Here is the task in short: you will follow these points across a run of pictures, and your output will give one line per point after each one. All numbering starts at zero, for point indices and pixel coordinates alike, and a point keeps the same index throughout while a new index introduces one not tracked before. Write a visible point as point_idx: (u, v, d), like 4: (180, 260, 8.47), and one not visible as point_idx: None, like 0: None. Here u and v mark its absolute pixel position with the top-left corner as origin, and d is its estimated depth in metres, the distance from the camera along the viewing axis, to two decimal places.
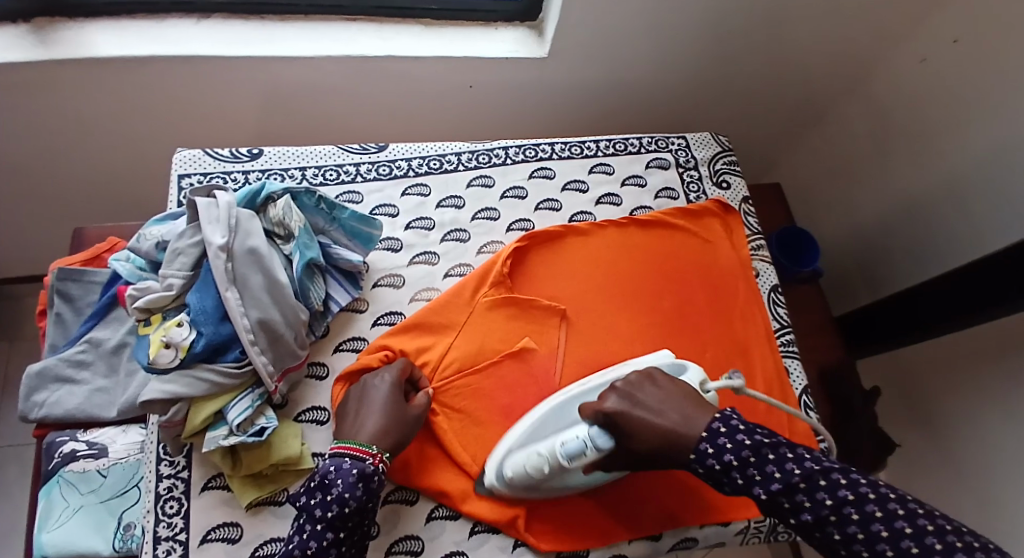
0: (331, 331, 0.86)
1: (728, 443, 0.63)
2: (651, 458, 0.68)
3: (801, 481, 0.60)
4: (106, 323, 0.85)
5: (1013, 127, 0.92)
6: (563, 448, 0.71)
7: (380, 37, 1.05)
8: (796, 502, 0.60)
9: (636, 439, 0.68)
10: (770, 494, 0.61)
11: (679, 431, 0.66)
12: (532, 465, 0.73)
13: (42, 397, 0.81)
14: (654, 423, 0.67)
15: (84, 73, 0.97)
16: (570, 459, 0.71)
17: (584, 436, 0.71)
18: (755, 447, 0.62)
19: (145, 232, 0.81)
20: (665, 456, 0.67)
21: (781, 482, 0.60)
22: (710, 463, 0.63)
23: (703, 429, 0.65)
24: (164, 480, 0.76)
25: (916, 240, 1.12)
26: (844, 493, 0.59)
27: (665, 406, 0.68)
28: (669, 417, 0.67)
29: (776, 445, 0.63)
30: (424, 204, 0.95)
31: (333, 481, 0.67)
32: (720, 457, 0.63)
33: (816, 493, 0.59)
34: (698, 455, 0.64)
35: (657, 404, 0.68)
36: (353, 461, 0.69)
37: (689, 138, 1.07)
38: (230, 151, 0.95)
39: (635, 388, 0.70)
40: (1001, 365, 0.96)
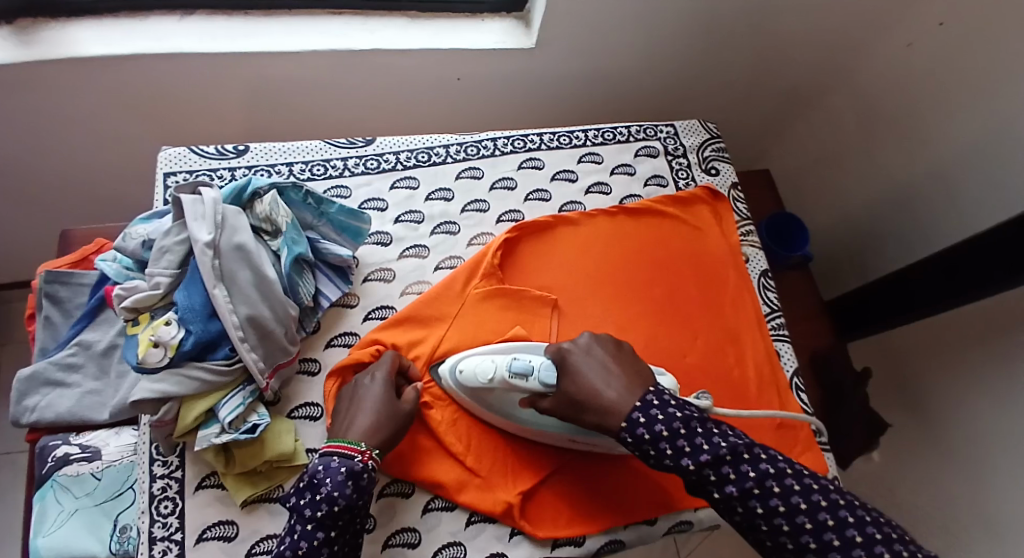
0: (323, 326, 0.86)
1: (661, 415, 0.65)
2: (578, 409, 0.69)
3: (727, 454, 0.63)
4: (95, 325, 0.84)
5: (999, 107, 0.92)
6: (513, 367, 0.72)
7: (367, 31, 1.04)
8: (722, 474, 0.63)
9: (570, 381, 0.70)
10: (698, 464, 0.63)
11: (613, 401, 0.67)
12: (482, 369, 0.74)
13: (33, 401, 0.80)
14: (591, 381, 0.68)
15: (67, 73, 0.96)
16: (513, 378, 0.72)
17: (536, 364, 0.72)
18: (686, 420, 0.65)
19: (130, 231, 0.80)
20: (590, 413, 0.68)
21: (709, 453, 0.63)
22: (641, 433, 0.65)
23: (637, 400, 0.66)
24: (157, 481, 0.76)
25: (905, 223, 1.12)
26: (765, 467, 0.63)
27: (611, 371, 0.69)
28: (612, 387, 0.68)
29: (703, 420, 0.66)
30: (413, 197, 0.95)
31: (322, 480, 0.67)
32: (651, 428, 0.65)
33: (741, 466, 0.63)
34: (629, 423, 0.65)
35: (605, 365, 0.70)
36: (342, 458, 0.69)
37: (678, 125, 1.07)
38: (216, 148, 0.94)
39: (595, 349, 0.71)
40: (990, 346, 0.96)
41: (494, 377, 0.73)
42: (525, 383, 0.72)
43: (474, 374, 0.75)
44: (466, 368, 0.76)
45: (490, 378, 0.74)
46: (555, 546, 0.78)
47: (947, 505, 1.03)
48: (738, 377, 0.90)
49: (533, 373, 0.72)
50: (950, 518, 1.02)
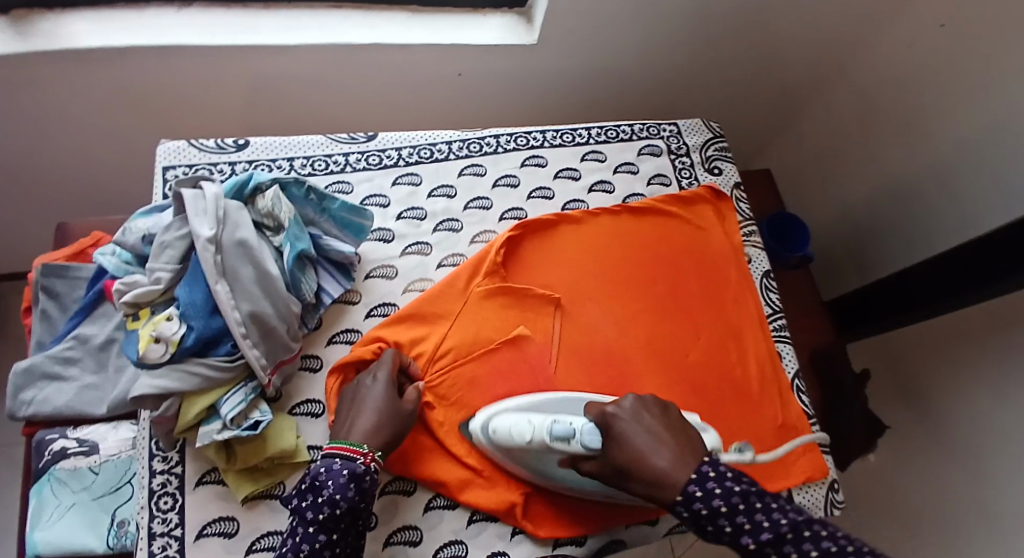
0: (324, 323, 0.85)
1: (718, 489, 0.61)
2: (624, 476, 0.67)
3: (789, 531, 0.58)
4: (94, 318, 0.83)
5: (1000, 110, 0.92)
6: (553, 431, 0.72)
7: (367, 26, 1.03)
8: (783, 553, 0.58)
9: (618, 447, 0.67)
10: (759, 543, 0.59)
11: (665, 471, 0.64)
12: (518, 431, 0.74)
13: (29, 395, 0.79)
14: (641, 449, 0.66)
15: (63, 65, 0.95)
16: (555, 441, 0.72)
17: (578, 427, 0.71)
18: (744, 494, 0.60)
19: (131, 225, 0.79)
20: (639, 483, 0.65)
21: (771, 531, 0.58)
22: (697, 508, 0.61)
23: (693, 472, 0.63)
24: (158, 476, 0.75)
25: (905, 224, 1.13)
26: (828, 545, 0.57)
27: (660, 440, 0.66)
28: (663, 456, 0.65)
29: (764, 495, 0.61)
30: (415, 193, 0.94)
31: (324, 482, 0.67)
32: (708, 502, 0.61)
33: (802, 544, 0.58)
34: (685, 497, 0.62)
35: (654, 434, 0.67)
36: (344, 461, 0.69)
37: (681, 124, 1.07)
38: (216, 142, 0.93)
39: (643, 413, 0.69)
40: (989, 347, 0.96)
41: (531, 439, 0.73)
42: (569, 446, 0.71)
43: (509, 434, 0.74)
44: (499, 428, 0.75)
45: (528, 440, 0.73)
46: (557, 545, 0.78)
47: (945, 504, 1.03)
48: (740, 377, 0.89)
49: (576, 436, 0.71)
50: (948, 518, 1.03)
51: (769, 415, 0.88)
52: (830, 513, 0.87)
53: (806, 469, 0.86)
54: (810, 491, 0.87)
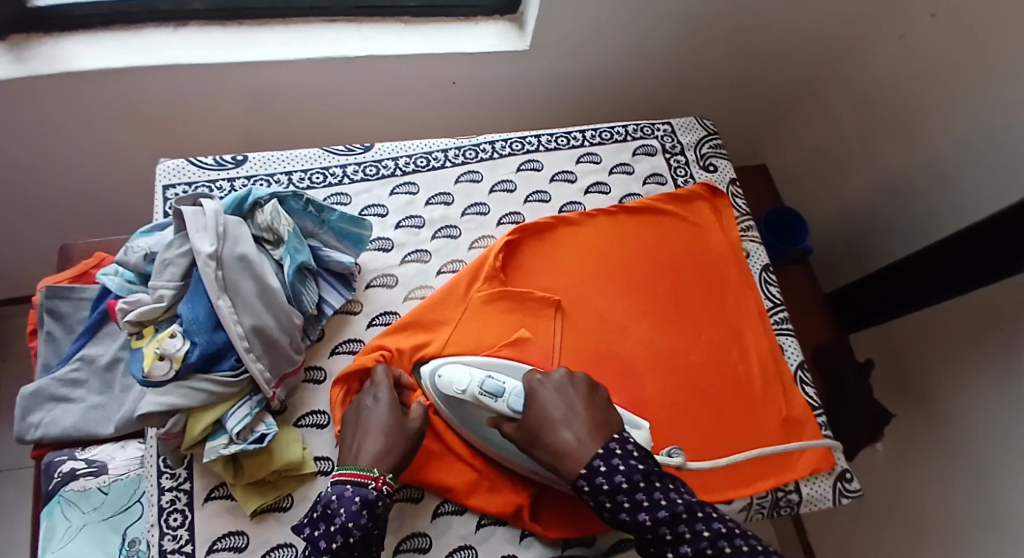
0: (327, 334, 0.86)
1: (622, 465, 0.63)
2: (531, 441, 0.69)
3: (683, 512, 0.61)
4: (98, 339, 0.84)
5: (993, 96, 0.93)
6: (484, 386, 0.73)
7: (361, 38, 1.04)
8: (677, 533, 0.60)
9: (532, 413, 0.69)
10: (656, 521, 0.61)
11: (569, 444, 0.66)
12: (457, 380, 0.75)
13: (38, 418, 0.80)
14: (553, 418, 0.67)
15: (63, 87, 0.96)
16: (483, 396, 0.73)
17: (509, 388, 0.72)
18: (646, 473, 0.63)
19: (132, 244, 0.80)
20: (543, 449, 0.68)
21: (667, 510, 0.61)
22: (600, 482, 0.63)
23: (598, 447, 0.65)
24: (166, 493, 0.75)
25: (902, 215, 1.13)
26: (718, 526, 0.61)
27: (574, 413, 0.67)
28: (573, 431, 0.66)
29: (662, 475, 0.64)
30: (413, 202, 0.95)
31: (337, 510, 0.67)
32: (611, 478, 0.63)
33: (695, 525, 0.60)
34: (589, 471, 0.63)
35: (569, 407, 0.68)
36: (355, 487, 0.69)
37: (674, 123, 1.08)
38: (214, 159, 0.94)
39: (567, 388, 0.70)
40: (993, 333, 0.96)
41: (466, 388, 0.74)
42: (495, 403, 0.73)
43: (449, 381, 0.76)
44: (444, 374, 0.77)
45: (462, 390, 0.75)
46: (565, 547, 0.78)
47: (953, 495, 1.03)
48: (742, 374, 0.90)
49: (503, 395, 0.72)
50: (956, 508, 1.02)
51: (772, 410, 0.88)
52: (838, 502, 0.87)
53: (812, 463, 0.86)
54: (817, 484, 0.87)
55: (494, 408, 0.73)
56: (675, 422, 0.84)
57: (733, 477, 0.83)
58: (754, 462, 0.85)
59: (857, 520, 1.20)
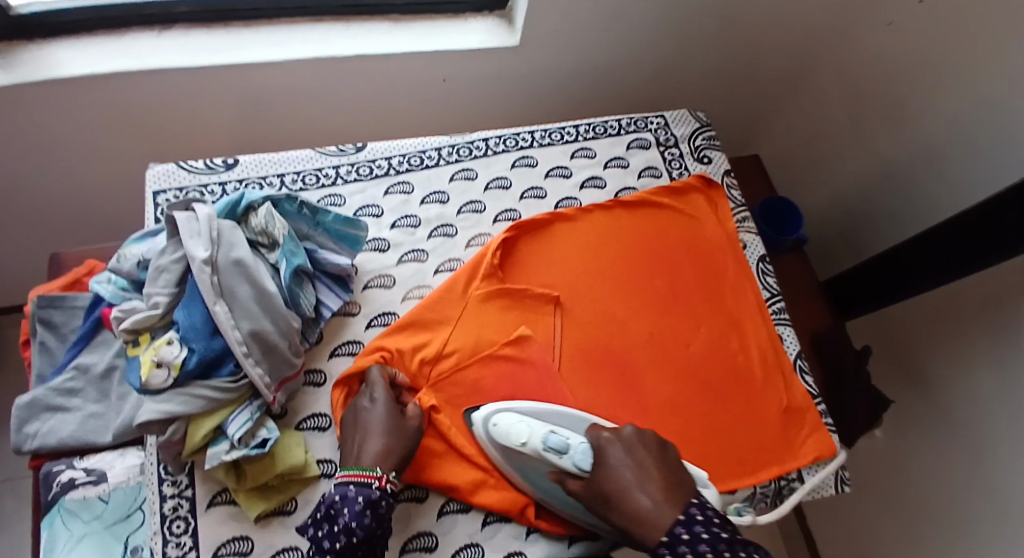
0: (325, 337, 0.85)
1: (704, 533, 0.61)
2: (606, 505, 0.69)
3: None
4: (93, 347, 0.83)
5: (982, 81, 0.93)
6: (548, 442, 0.73)
7: (351, 37, 1.03)
8: None
9: (603, 473, 0.70)
10: None
11: (645, 509, 0.66)
12: (516, 432, 0.75)
13: (34, 428, 0.78)
14: (626, 481, 0.68)
15: (49, 94, 0.94)
16: (547, 451, 0.73)
17: (573, 443, 0.73)
18: (730, 542, 0.61)
19: (125, 252, 0.79)
20: (617, 514, 0.68)
21: None
22: (683, 551, 0.61)
23: (678, 513, 0.64)
24: (168, 500, 0.75)
25: (895, 201, 1.13)
26: None
27: (646, 475, 0.68)
28: (648, 494, 0.66)
29: (748, 545, 0.61)
30: (408, 201, 0.94)
31: (340, 510, 0.67)
32: (695, 546, 0.60)
33: None
34: (670, 538, 0.62)
35: (642, 467, 0.69)
36: (358, 487, 0.68)
37: (668, 116, 1.08)
38: (204, 163, 0.93)
39: (636, 446, 0.70)
40: (990, 315, 0.97)
41: (529, 443, 0.74)
42: (559, 459, 0.73)
43: (508, 433, 0.75)
44: (500, 423, 0.76)
45: (523, 443, 0.75)
46: (571, 543, 0.78)
47: (952, 478, 1.04)
48: (742, 364, 0.90)
49: (568, 451, 0.73)
50: (956, 492, 1.03)
51: (773, 401, 0.89)
52: (839, 489, 0.88)
53: (815, 451, 0.87)
54: (820, 471, 0.87)
55: (557, 463, 0.74)
56: (677, 413, 0.85)
57: (734, 467, 0.84)
58: (756, 451, 0.85)
59: (858, 506, 1.21)
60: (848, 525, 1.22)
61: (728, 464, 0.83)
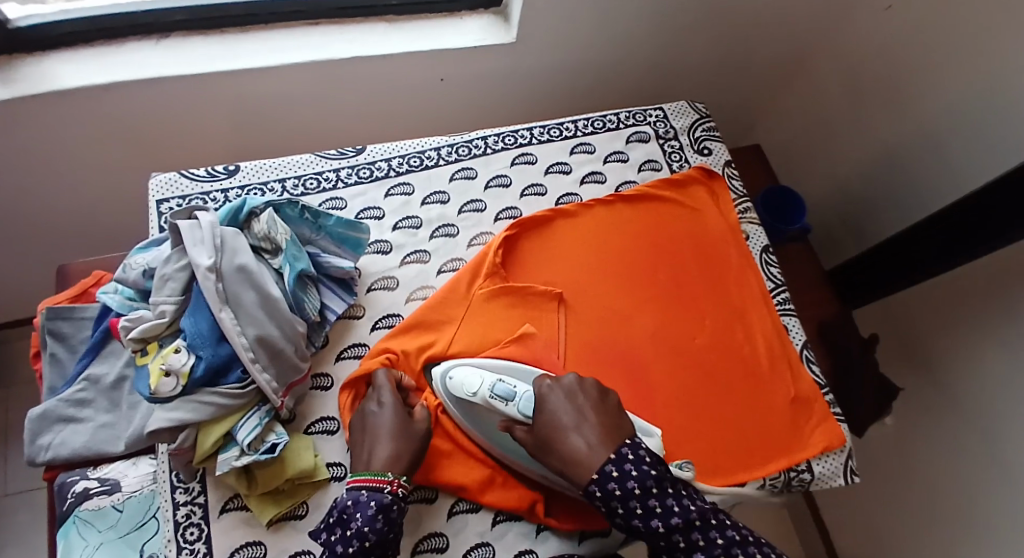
0: (331, 340, 0.86)
1: (634, 471, 0.64)
2: (543, 448, 0.70)
3: (697, 518, 0.64)
4: (102, 357, 0.84)
5: (982, 63, 0.93)
6: (496, 390, 0.75)
7: (347, 39, 1.03)
8: (690, 540, 0.63)
9: (542, 419, 0.71)
10: (668, 527, 0.63)
11: (579, 451, 0.67)
12: (469, 383, 0.76)
13: (47, 440, 0.80)
14: (563, 423, 0.69)
15: (50, 107, 0.95)
16: (495, 399, 0.75)
17: (519, 391, 0.74)
18: (658, 479, 0.65)
19: (130, 261, 0.80)
20: (555, 457, 0.69)
21: (680, 517, 0.63)
22: (612, 488, 0.64)
23: (609, 452, 0.66)
24: (181, 508, 0.75)
25: (898, 187, 1.13)
26: (730, 533, 0.64)
27: (581, 417, 0.69)
28: (583, 436, 0.68)
29: (673, 480, 0.66)
30: (409, 202, 0.94)
31: (352, 515, 0.68)
32: (624, 483, 0.64)
33: (709, 532, 0.63)
34: (602, 477, 0.65)
35: (579, 411, 0.69)
36: (370, 492, 0.69)
37: (666, 108, 1.07)
38: (206, 171, 0.93)
39: (577, 394, 0.71)
40: (997, 299, 0.97)
41: (478, 392, 0.75)
42: (505, 407, 0.74)
43: (461, 384, 0.77)
44: (456, 375, 0.78)
45: (473, 393, 0.76)
46: (581, 540, 0.78)
47: (961, 464, 1.04)
48: (748, 355, 0.90)
49: (514, 399, 0.74)
50: (965, 478, 1.03)
51: (780, 390, 0.88)
52: (849, 480, 0.88)
53: (823, 440, 0.87)
54: (828, 461, 0.87)
55: (504, 411, 0.75)
56: (684, 406, 0.85)
57: (744, 458, 0.84)
58: (764, 441, 0.85)
59: (868, 492, 1.21)
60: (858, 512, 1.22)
61: (736, 457, 0.83)
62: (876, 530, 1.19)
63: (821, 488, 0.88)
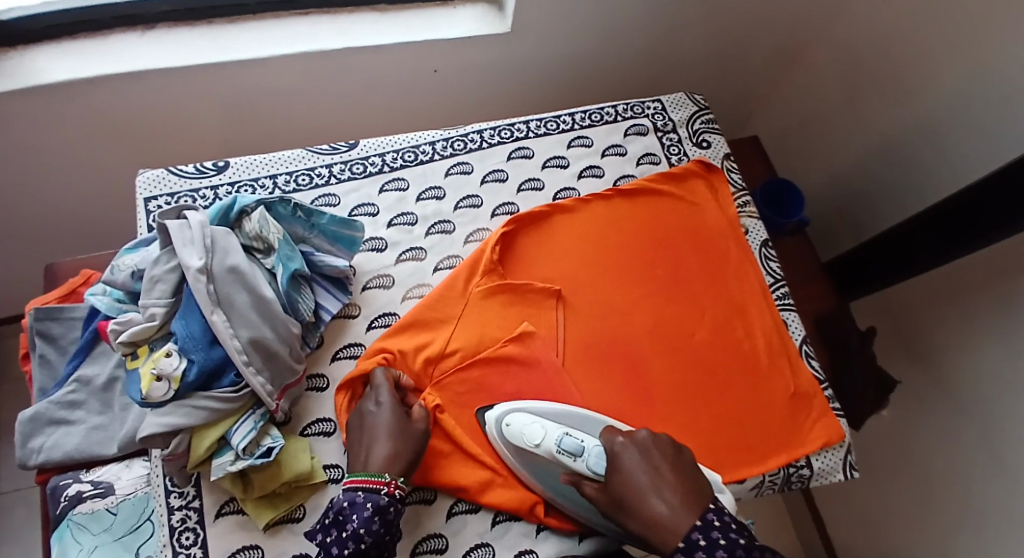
0: (326, 340, 0.84)
1: (721, 539, 0.63)
2: (619, 509, 0.69)
3: None
4: (93, 359, 0.82)
5: (982, 53, 0.91)
6: (562, 444, 0.74)
7: (338, 30, 1.01)
8: None
9: (616, 476, 0.70)
10: None
11: (663, 515, 0.66)
12: (531, 434, 0.76)
13: (39, 442, 0.78)
14: (643, 484, 0.68)
15: (33, 102, 0.92)
16: (561, 453, 0.74)
17: (588, 446, 0.74)
18: (747, 547, 0.63)
19: (118, 263, 0.78)
20: (634, 520, 0.68)
21: None
22: (700, 557, 0.62)
23: (696, 519, 0.65)
24: (176, 512, 0.74)
25: (896, 178, 1.12)
26: None
27: (660, 480, 0.68)
28: (665, 500, 0.67)
29: (765, 552, 0.63)
30: (403, 199, 0.93)
31: (349, 517, 0.67)
32: (712, 551, 0.62)
33: None
34: (688, 544, 0.63)
35: (658, 472, 0.69)
36: (367, 493, 0.69)
37: (665, 100, 1.06)
38: (195, 167, 0.91)
39: (652, 450, 0.70)
40: (997, 292, 0.96)
41: (543, 445, 0.75)
42: (573, 461, 0.74)
43: (521, 434, 0.76)
44: (515, 423, 0.77)
45: (537, 445, 0.75)
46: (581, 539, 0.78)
47: (958, 456, 1.04)
48: (747, 351, 0.89)
49: (582, 455, 0.74)
50: (961, 471, 1.03)
51: (780, 385, 0.88)
52: (849, 474, 0.88)
53: (822, 435, 0.86)
54: (828, 456, 0.87)
55: (571, 466, 0.74)
56: (685, 403, 0.84)
57: (743, 455, 0.83)
58: (764, 437, 0.85)
59: (865, 484, 1.21)
60: (856, 503, 1.23)
61: (737, 454, 0.83)
62: (873, 521, 1.19)
63: (820, 482, 0.88)
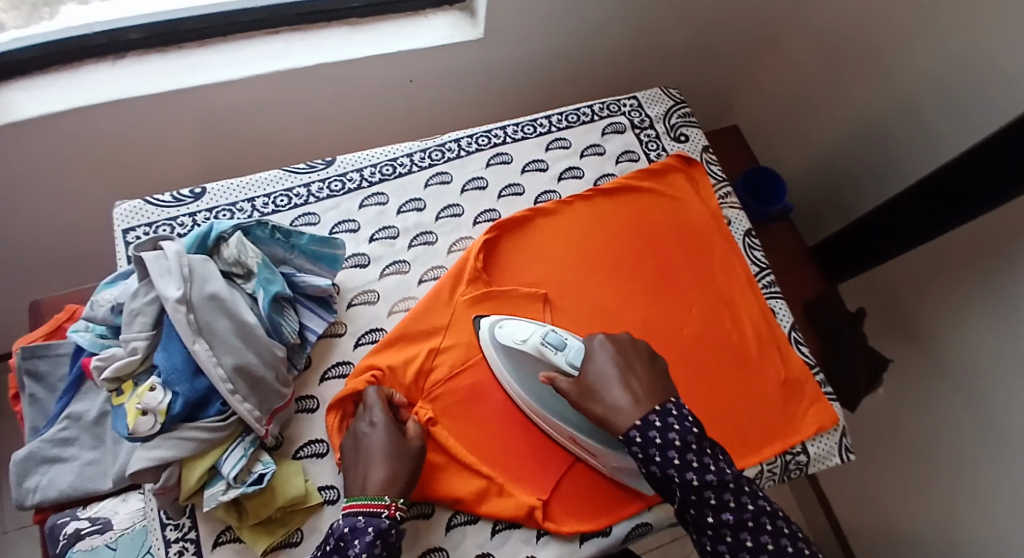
0: (313, 361, 0.84)
1: (676, 424, 0.64)
2: (589, 396, 0.70)
3: (731, 481, 0.62)
4: (82, 395, 0.81)
5: (954, 32, 0.91)
6: (547, 337, 0.75)
7: (307, 46, 1.00)
8: (722, 500, 0.61)
9: (591, 369, 0.71)
10: (702, 483, 0.61)
11: (619, 403, 0.67)
12: (520, 331, 0.78)
13: (33, 482, 0.77)
14: (609, 374, 0.69)
15: (8, 137, 0.91)
16: (544, 347, 0.75)
17: (569, 341, 0.74)
18: (699, 437, 0.64)
19: (97, 299, 0.78)
20: (599, 405, 0.69)
21: (716, 474, 0.62)
22: (653, 435, 0.64)
23: (654, 406, 0.66)
24: (173, 544, 0.74)
25: (875, 159, 1.12)
26: (762, 502, 0.62)
27: (627, 373, 0.69)
28: (629, 389, 0.68)
29: (712, 444, 0.65)
30: (384, 212, 0.92)
31: (350, 543, 0.65)
32: (665, 433, 0.63)
33: (742, 496, 0.61)
34: (644, 424, 0.64)
35: (627, 365, 0.70)
36: (367, 517, 0.68)
37: (641, 96, 1.06)
38: (172, 195, 0.91)
39: (629, 351, 0.72)
40: (982, 266, 0.97)
41: (530, 339, 0.77)
42: (554, 355, 0.74)
43: (511, 332, 0.79)
44: (507, 325, 0.80)
45: (525, 340, 0.77)
46: (582, 540, 0.77)
47: (953, 430, 1.04)
48: (736, 341, 0.89)
49: (564, 350, 0.74)
50: (958, 444, 1.03)
51: (770, 373, 0.88)
52: (845, 458, 0.88)
53: (815, 422, 0.86)
54: (823, 441, 0.87)
55: (552, 361, 0.75)
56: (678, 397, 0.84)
57: (737, 446, 0.83)
58: (757, 427, 0.84)
59: (864, 465, 1.21)
60: (857, 485, 1.23)
61: (730, 441, 0.83)
62: (875, 501, 1.19)
63: (818, 468, 0.88)
